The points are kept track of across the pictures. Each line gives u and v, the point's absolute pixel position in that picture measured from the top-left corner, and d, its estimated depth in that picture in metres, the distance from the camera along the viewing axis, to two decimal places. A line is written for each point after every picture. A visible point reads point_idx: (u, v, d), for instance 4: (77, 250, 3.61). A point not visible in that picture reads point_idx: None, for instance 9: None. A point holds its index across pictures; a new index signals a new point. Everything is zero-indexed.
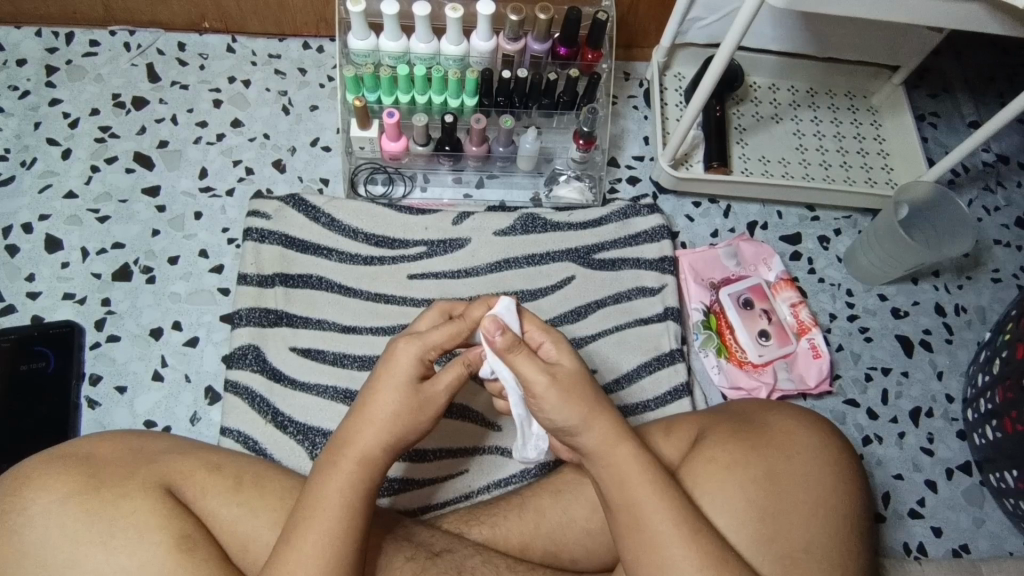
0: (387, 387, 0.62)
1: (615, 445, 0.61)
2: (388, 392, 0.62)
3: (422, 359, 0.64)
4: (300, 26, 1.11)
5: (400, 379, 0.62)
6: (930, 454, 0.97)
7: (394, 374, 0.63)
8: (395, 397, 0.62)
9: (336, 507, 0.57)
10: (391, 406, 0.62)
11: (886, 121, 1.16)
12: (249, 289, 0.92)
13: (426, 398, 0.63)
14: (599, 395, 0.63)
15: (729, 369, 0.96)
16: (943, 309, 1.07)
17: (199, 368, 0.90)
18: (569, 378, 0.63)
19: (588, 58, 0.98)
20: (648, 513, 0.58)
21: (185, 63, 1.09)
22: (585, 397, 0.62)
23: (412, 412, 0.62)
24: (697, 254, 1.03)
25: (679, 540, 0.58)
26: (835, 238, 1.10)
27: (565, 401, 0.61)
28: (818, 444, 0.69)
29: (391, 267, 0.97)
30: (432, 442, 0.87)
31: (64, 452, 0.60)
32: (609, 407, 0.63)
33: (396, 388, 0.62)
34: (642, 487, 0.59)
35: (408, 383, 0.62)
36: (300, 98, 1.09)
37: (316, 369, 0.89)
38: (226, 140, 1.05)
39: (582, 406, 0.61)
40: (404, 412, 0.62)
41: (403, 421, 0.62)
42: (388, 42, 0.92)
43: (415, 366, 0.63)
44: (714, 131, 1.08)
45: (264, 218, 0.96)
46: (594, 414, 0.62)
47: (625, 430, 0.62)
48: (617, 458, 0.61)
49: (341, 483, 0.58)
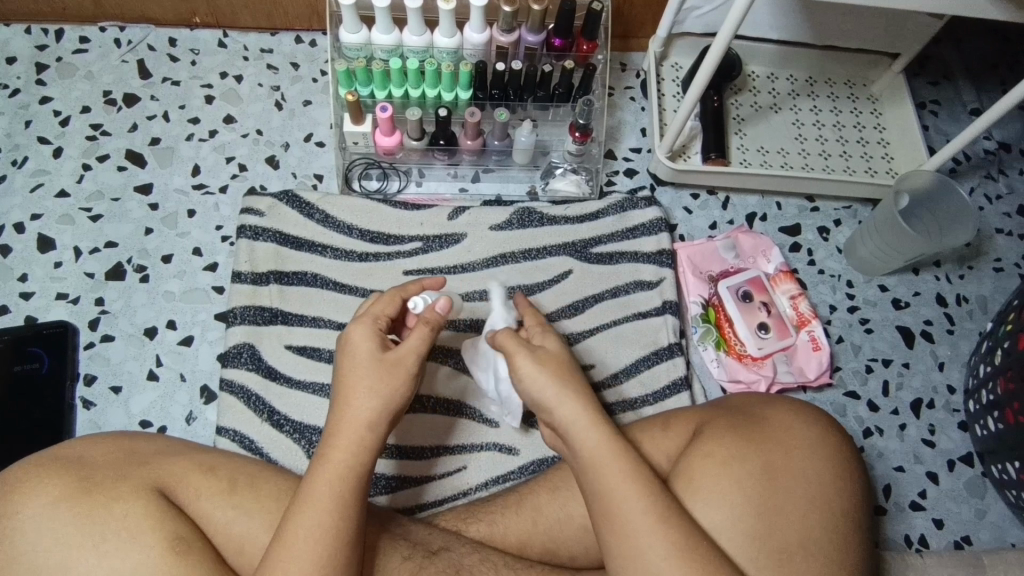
0: (356, 361, 0.64)
1: (591, 423, 0.62)
2: (361, 366, 0.63)
3: (376, 329, 0.66)
4: (292, 20, 1.11)
5: (365, 353, 0.64)
6: (932, 445, 0.96)
7: (353, 355, 0.64)
8: (365, 370, 0.63)
9: (322, 503, 0.57)
10: (366, 380, 0.62)
11: (886, 109, 1.15)
12: (244, 287, 0.91)
13: (395, 362, 0.64)
14: (571, 372, 0.66)
15: (728, 362, 0.94)
16: (944, 300, 1.06)
17: (194, 367, 0.89)
18: (553, 360, 0.67)
19: (583, 49, 0.96)
20: (623, 499, 0.59)
21: (176, 59, 1.09)
22: (558, 368, 0.66)
23: (381, 374, 0.63)
24: (693, 247, 1.01)
25: (652, 528, 0.57)
26: (835, 229, 1.09)
27: (542, 371, 0.65)
28: (816, 438, 0.68)
29: (385, 263, 0.96)
30: (426, 439, 0.87)
31: (55, 455, 0.59)
32: (580, 388, 0.65)
33: (365, 363, 0.63)
34: (617, 473, 0.60)
35: (376, 356, 0.64)
36: (293, 93, 1.10)
37: (312, 367, 0.89)
38: (219, 136, 1.05)
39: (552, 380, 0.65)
40: (378, 383, 0.62)
41: (372, 382, 0.62)
42: (381, 35, 0.92)
43: (374, 340, 0.65)
44: (712, 121, 1.06)
45: (258, 215, 0.95)
46: (563, 393, 0.64)
47: (598, 415, 0.63)
48: (591, 441, 0.62)
49: (331, 477, 0.58)
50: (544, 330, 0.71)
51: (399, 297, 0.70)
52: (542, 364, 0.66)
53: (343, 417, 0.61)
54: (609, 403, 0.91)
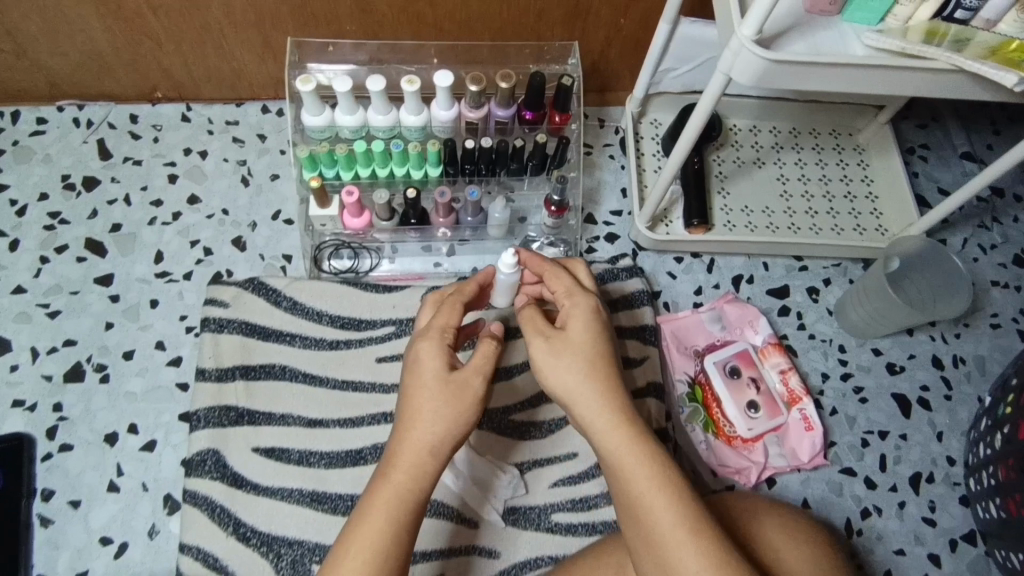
0: (422, 381, 0.66)
1: (621, 432, 0.65)
2: (425, 386, 0.66)
3: (442, 346, 0.68)
4: (257, 89, 1.08)
5: (432, 370, 0.67)
6: (932, 524, 0.92)
7: (421, 375, 0.67)
8: (431, 388, 0.66)
9: (380, 527, 0.61)
10: (434, 403, 0.65)
11: (874, 160, 1.11)
12: (208, 385, 0.87)
13: (457, 379, 0.66)
14: (603, 367, 0.68)
15: (716, 445, 0.90)
16: (941, 362, 1.02)
17: (157, 475, 0.86)
18: (571, 355, 0.68)
19: (556, 121, 0.92)
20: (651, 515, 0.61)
21: (138, 137, 1.05)
22: (595, 372, 0.67)
23: (444, 395, 0.65)
24: (677, 321, 0.97)
25: (680, 542, 0.60)
26: (825, 289, 1.05)
27: (563, 371, 0.67)
28: (806, 562, 0.67)
29: (357, 350, 0.93)
30: (434, 544, 0.82)
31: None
32: (611, 391, 0.67)
33: (430, 384, 0.66)
34: (647, 487, 0.63)
35: (442, 373, 0.66)
36: (260, 167, 1.06)
37: (281, 471, 0.85)
38: (182, 219, 1.01)
39: (578, 390, 0.67)
40: (442, 403, 0.65)
41: (437, 403, 0.65)
42: (344, 116, 0.88)
43: (440, 357, 0.67)
44: (694, 184, 1.02)
45: (221, 306, 0.92)
46: (591, 397, 0.67)
47: (625, 420, 0.66)
48: (619, 451, 0.64)
49: (389, 500, 0.62)
50: (574, 304, 0.71)
51: (460, 304, 0.72)
52: (567, 366, 0.68)
53: (408, 440, 0.64)
54: (593, 495, 0.87)
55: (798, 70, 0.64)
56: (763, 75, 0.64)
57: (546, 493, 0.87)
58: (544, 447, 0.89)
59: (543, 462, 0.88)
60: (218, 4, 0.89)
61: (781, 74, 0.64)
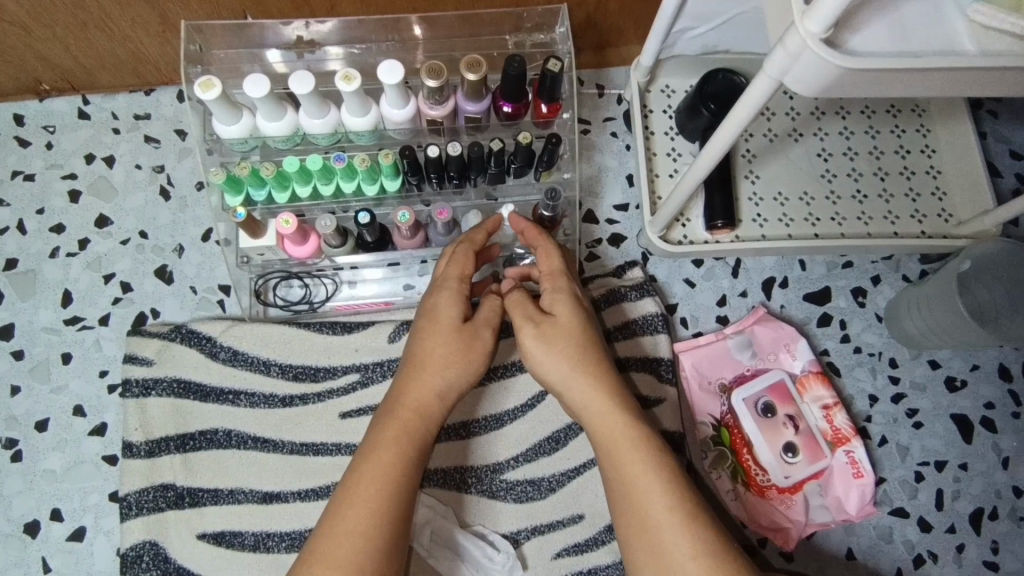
0: (434, 328, 0.62)
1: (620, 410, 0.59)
2: (439, 333, 0.61)
3: (458, 295, 0.63)
4: (167, 73, 0.86)
5: (446, 318, 0.62)
6: (995, 568, 0.80)
7: (433, 322, 0.62)
8: (443, 338, 0.61)
9: (377, 481, 0.54)
10: (444, 353, 0.61)
11: (936, 123, 0.91)
12: (138, 462, 0.73)
13: (466, 332, 0.62)
14: (593, 347, 0.61)
15: (749, 500, 0.76)
16: (1009, 372, 0.86)
17: (91, 570, 0.72)
18: (568, 330, 0.61)
19: (542, 113, 0.72)
20: (643, 496, 0.55)
21: (26, 144, 0.85)
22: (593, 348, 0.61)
23: (460, 344, 0.61)
24: (699, 348, 0.81)
25: (675, 526, 0.53)
26: (873, 290, 0.88)
27: (563, 342, 0.60)
28: None
29: (316, 405, 0.77)
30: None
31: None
32: (604, 371, 0.60)
33: (441, 330, 0.61)
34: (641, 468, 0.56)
35: (458, 322, 0.62)
36: (182, 174, 0.86)
37: (235, 560, 0.72)
38: (92, 247, 0.83)
39: (576, 361, 0.60)
40: (455, 354, 0.61)
41: (454, 350, 0.61)
42: (269, 123, 0.69)
43: (458, 304, 0.63)
44: (717, 174, 0.82)
45: (144, 363, 0.75)
46: (581, 372, 0.60)
47: (623, 398, 0.60)
48: (611, 427, 0.58)
49: (395, 450, 0.56)
50: (556, 288, 0.64)
51: (474, 253, 0.65)
52: (563, 337, 0.61)
53: (416, 388, 0.59)
54: (604, 565, 0.74)
55: (881, 77, 0.45)
56: (831, 85, 0.46)
57: (550, 566, 0.74)
58: (545, 509, 0.75)
59: (544, 529, 0.75)
60: None
61: (857, 82, 0.45)
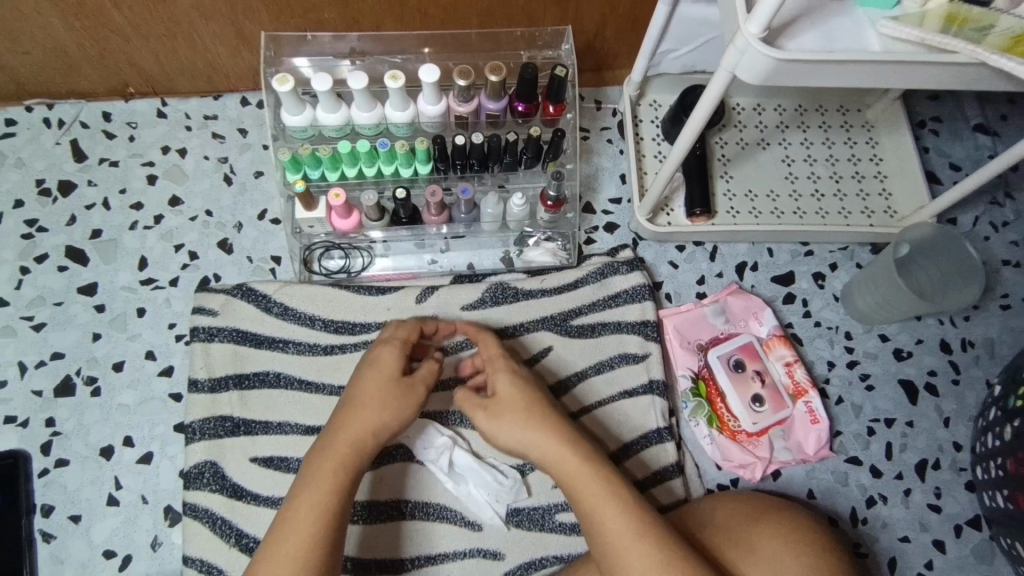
0: (378, 375, 0.74)
1: (565, 454, 0.70)
2: (380, 380, 0.74)
3: (399, 354, 0.76)
4: (234, 81, 1.02)
5: (389, 369, 0.75)
6: (938, 510, 0.92)
7: (376, 371, 0.74)
8: (383, 384, 0.73)
9: (318, 501, 0.66)
10: (380, 398, 0.72)
11: (883, 136, 1.07)
12: (202, 396, 0.86)
13: (402, 383, 0.74)
14: (536, 407, 0.73)
15: (721, 441, 0.89)
16: (949, 346, 1.00)
17: (156, 488, 0.84)
18: (513, 398, 0.73)
19: (550, 112, 0.88)
20: (608, 524, 0.66)
21: (112, 136, 1.00)
22: (540, 411, 0.73)
23: (397, 396, 0.73)
24: (681, 314, 0.95)
25: (635, 545, 0.65)
26: (831, 274, 1.02)
27: (511, 408, 0.73)
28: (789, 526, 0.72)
29: (353, 355, 0.90)
30: (371, 549, 0.82)
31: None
32: (553, 422, 0.72)
33: (382, 379, 0.74)
34: (596, 501, 0.67)
35: (398, 374, 0.74)
36: (243, 163, 1.01)
37: (279, 480, 0.84)
38: (165, 222, 0.97)
39: (524, 419, 0.72)
40: (392, 398, 0.73)
41: (389, 401, 0.72)
42: (326, 114, 0.84)
43: (399, 359, 0.76)
44: (696, 171, 0.97)
45: (211, 314, 0.89)
46: (531, 427, 0.71)
47: (572, 443, 0.70)
48: (563, 468, 0.69)
49: (331, 478, 0.67)
50: (497, 370, 0.77)
51: (418, 325, 0.81)
52: (505, 403, 0.73)
53: (353, 424, 0.70)
54: None
55: (808, 67, 0.60)
56: (771, 73, 0.61)
57: (550, 493, 0.86)
58: None
59: None
60: None
61: (790, 71, 0.61)
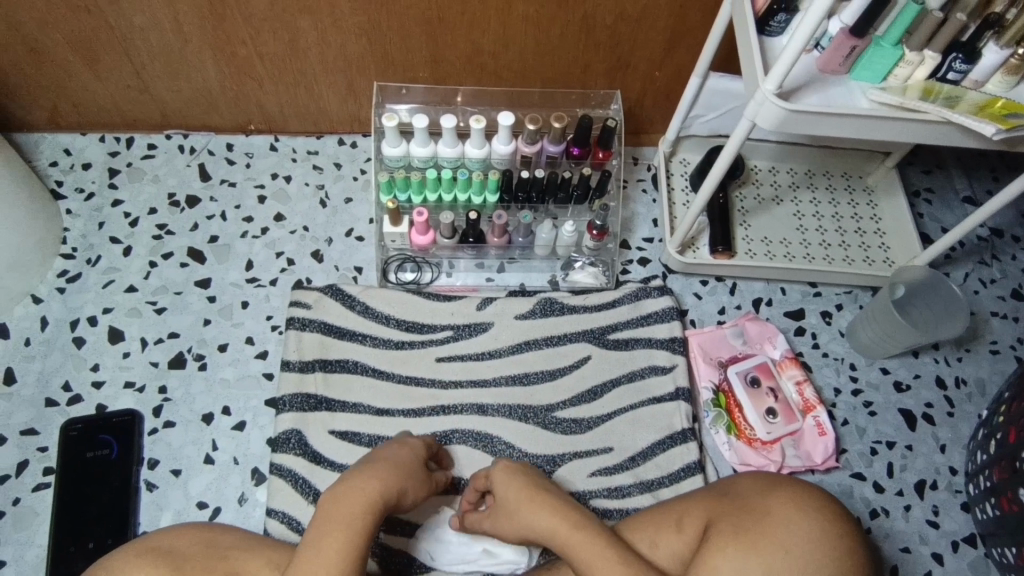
0: (399, 455, 0.83)
1: (575, 531, 0.75)
2: (402, 459, 0.83)
3: (417, 448, 0.87)
4: (336, 125, 1.23)
5: (410, 454, 0.84)
6: (936, 526, 1.01)
7: (397, 451, 0.84)
8: (404, 462, 0.82)
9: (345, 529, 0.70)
10: (401, 471, 0.80)
11: (882, 200, 1.24)
12: (293, 375, 1.00)
13: (420, 467, 0.84)
14: (544, 499, 0.79)
15: (739, 446, 1.02)
16: (944, 382, 1.12)
17: (247, 452, 0.98)
18: (521, 494, 0.80)
19: (599, 157, 1.07)
20: None
21: (232, 162, 1.21)
22: (545, 500, 0.79)
23: (413, 473, 0.81)
24: (705, 335, 1.10)
25: None
26: (837, 313, 1.16)
27: (524, 500, 0.79)
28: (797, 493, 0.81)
29: (420, 351, 1.05)
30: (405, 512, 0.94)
31: (153, 545, 0.72)
32: (559, 507, 0.78)
33: (402, 455, 0.83)
34: (609, 564, 0.73)
35: (417, 461, 0.84)
36: (336, 191, 1.21)
37: (354, 450, 0.97)
38: (270, 233, 1.16)
39: (535, 509, 0.78)
40: (410, 473, 0.81)
41: (405, 475, 0.80)
42: (419, 148, 1.03)
43: (418, 452, 0.86)
44: (719, 216, 1.14)
45: (305, 308, 1.05)
46: (540, 514, 0.78)
47: (573, 522, 0.77)
48: (569, 544, 0.75)
49: (357, 515, 0.71)
50: (499, 471, 0.84)
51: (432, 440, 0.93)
52: (513, 494, 0.80)
53: (376, 477, 0.76)
54: (627, 485, 0.98)
55: (812, 118, 0.79)
56: (782, 122, 0.79)
57: (586, 481, 0.98)
58: (584, 440, 1.01)
59: (582, 455, 1.00)
60: (314, 54, 1.05)
61: (798, 121, 0.79)
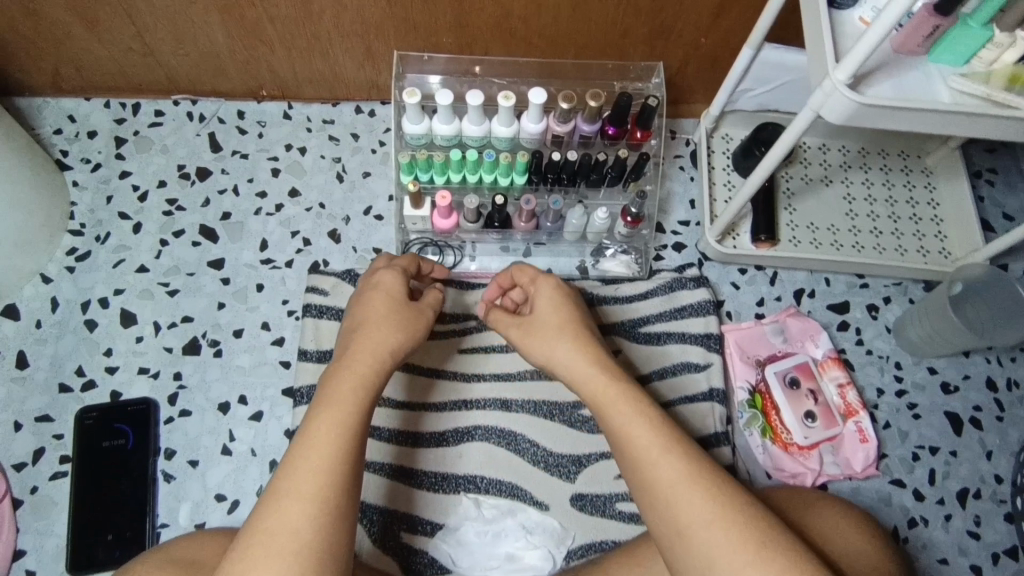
0: (382, 297, 0.76)
1: (606, 384, 0.71)
2: (386, 300, 0.76)
3: (401, 280, 0.79)
4: (353, 91, 1.15)
5: (394, 288, 0.77)
6: (977, 537, 0.97)
7: (379, 291, 0.77)
8: (386, 305, 0.76)
9: (345, 399, 0.67)
10: (392, 318, 0.75)
11: (941, 183, 1.14)
12: (310, 364, 0.96)
13: (405, 301, 0.77)
14: (579, 330, 0.76)
15: (773, 450, 0.97)
16: (995, 384, 1.06)
17: (265, 442, 0.95)
18: (550, 325, 0.76)
19: (636, 137, 0.99)
20: (649, 463, 0.65)
21: (244, 131, 1.14)
22: (579, 333, 0.76)
23: (398, 316, 0.75)
24: (742, 330, 1.04)
25: (687, 486, 0.63)
26: (885, 307, 1.09)
27: (558, 328, 0.76)
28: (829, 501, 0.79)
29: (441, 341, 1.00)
30: (409, 508, 0.91)
31: (173, 555, 0.70)
32: (593, 348, 0.74)
33: (384, 295, 0.76)
34: (642, 422, 0.67)
35: (403, 296, 0.77)
36: (353, 164, 1.14)
37: (371, 446, 0.93)
38: (284, 210, 1.10)
39: (569, 339, 0.75)
40: (402, 316, 0.75)
41: (398, 323, 0.75)
42: (442, 124, 0.95)
43: (399, 281, 0.78)
44: (764, 201, 1.06)
45: (321, 294, 1.01)
46: (576, 348, 0.74)
47: (599, 370, 0.72)
48: (599, 391, 0.71)
49: (353, 381, 0.68)
50: (538, 290, 0.80)
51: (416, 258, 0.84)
52: (556, 322, 0.76)
53: (368, 336, 0.72)
54: None
55: (886, 112, 0.70)
56: (851, 115, 0.70)
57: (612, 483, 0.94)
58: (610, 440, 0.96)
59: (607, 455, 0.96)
60: (328, 16, 0.96)
61: (870, 114, 0.70)
